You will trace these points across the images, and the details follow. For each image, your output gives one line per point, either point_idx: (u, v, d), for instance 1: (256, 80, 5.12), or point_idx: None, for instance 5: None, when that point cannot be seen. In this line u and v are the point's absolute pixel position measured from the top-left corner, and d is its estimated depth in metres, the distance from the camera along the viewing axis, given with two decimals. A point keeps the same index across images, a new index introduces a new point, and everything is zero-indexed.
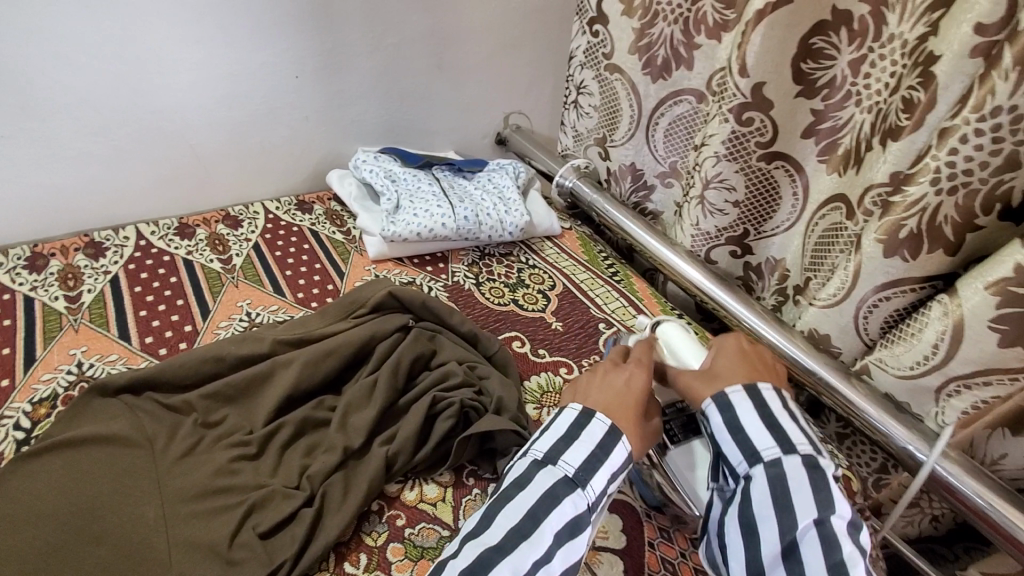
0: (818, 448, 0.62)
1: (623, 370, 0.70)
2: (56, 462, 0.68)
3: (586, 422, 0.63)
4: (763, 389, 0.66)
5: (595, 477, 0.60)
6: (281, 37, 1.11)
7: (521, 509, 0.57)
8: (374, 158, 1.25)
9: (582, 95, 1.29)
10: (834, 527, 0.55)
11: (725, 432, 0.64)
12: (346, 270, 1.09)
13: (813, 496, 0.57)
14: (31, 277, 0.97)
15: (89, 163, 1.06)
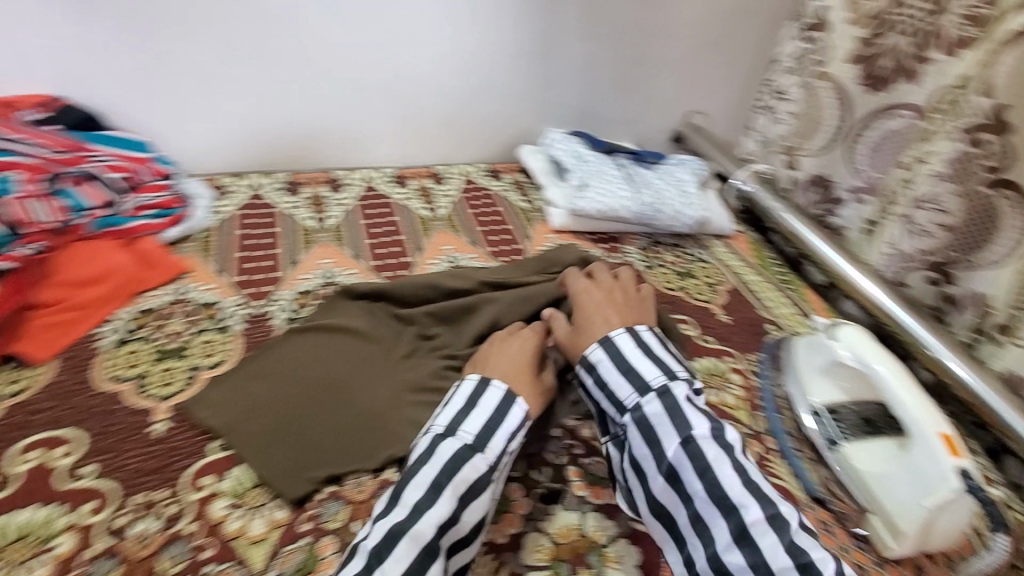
0: (667, 375, 0.71)
1: (506, 338, 0.81)
2: (316, 339, 0.86)
3: (481, 390, 0.72)
4: (614, 342, 0.75)
5: (490, 441, 0.67)
6: (510, 19, 1.23)
7: (422, 482, 0.62)
8: (566, 139, 1.34)
9: (781, 102, 1.33)
10: (697, 442, 0.64)
11: (598, 389, 0.73)
12: (531, 233, 1.20)
13: (670, 424, 0.66)
14: (288, 199, 1.18)
15: (339, 115, 1.24)
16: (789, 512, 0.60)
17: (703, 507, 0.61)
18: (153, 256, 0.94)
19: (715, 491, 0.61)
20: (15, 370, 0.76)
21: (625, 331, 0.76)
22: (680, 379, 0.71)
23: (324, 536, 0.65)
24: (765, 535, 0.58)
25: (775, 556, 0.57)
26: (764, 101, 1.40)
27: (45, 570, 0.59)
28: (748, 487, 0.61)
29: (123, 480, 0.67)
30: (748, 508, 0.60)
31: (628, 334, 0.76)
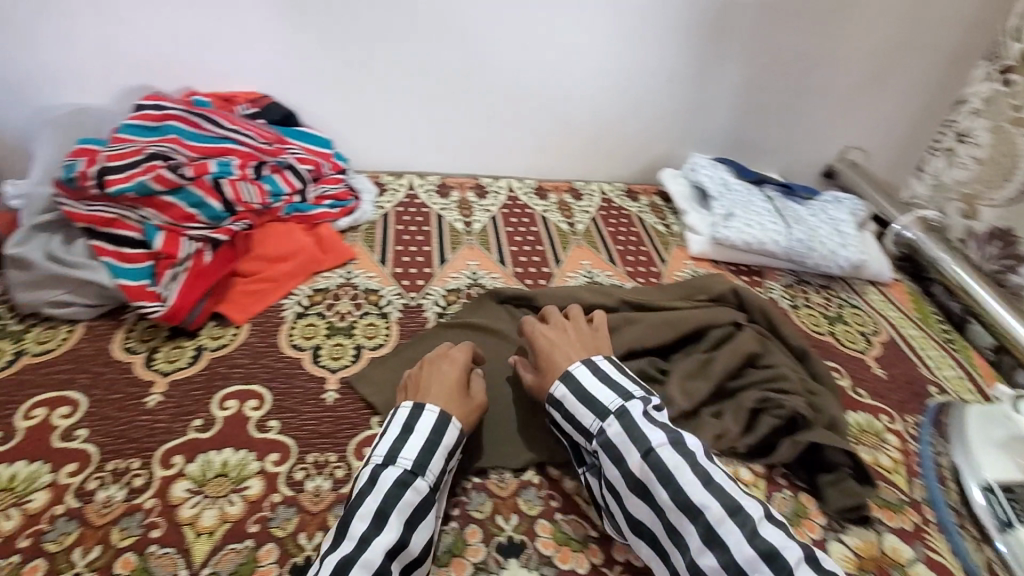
0: (624, 396, 0.70)
1: (442, 358, 0.78)
2: (462, 336, 0.92)
3: (416, 415, 0.70)
4: (574, 374, 0.73)
5: (431, 461, 0.66)
6: (674, 43, 1.23)
7: (368, 511, 0.60)
8: (712, 165, 1.31)
9: (962, 145, 1.23)
10: (656, 453, 0.63)
11: (567, 421, 0.72)
12: (667, 258, 1.18)
13: (631, 440, 0.65)
14: (439, 200, 1.25)
15: (495, 125, 1.29)
16: (751, 505, 0.60)
17: (677, 518, 0.60)
18: (328, 241, 1.05)
19: (679, 498, 0.60)
20: (220, 328, 0.88)
21: (584, 363, 0.75)
22: (637, 397, 0.70)
23: (471, 523, 0.69)
24: (731, 533, 0.58)
25: (741, 549, 0.57)
26: (943, 142, 1.30)
27: (239, 506, 0.67)
28: (710, 489, 0.60)
29: (301, 439, 0.75)
30: (710, 508, 0.59)
31: (586, 365, 0.75)
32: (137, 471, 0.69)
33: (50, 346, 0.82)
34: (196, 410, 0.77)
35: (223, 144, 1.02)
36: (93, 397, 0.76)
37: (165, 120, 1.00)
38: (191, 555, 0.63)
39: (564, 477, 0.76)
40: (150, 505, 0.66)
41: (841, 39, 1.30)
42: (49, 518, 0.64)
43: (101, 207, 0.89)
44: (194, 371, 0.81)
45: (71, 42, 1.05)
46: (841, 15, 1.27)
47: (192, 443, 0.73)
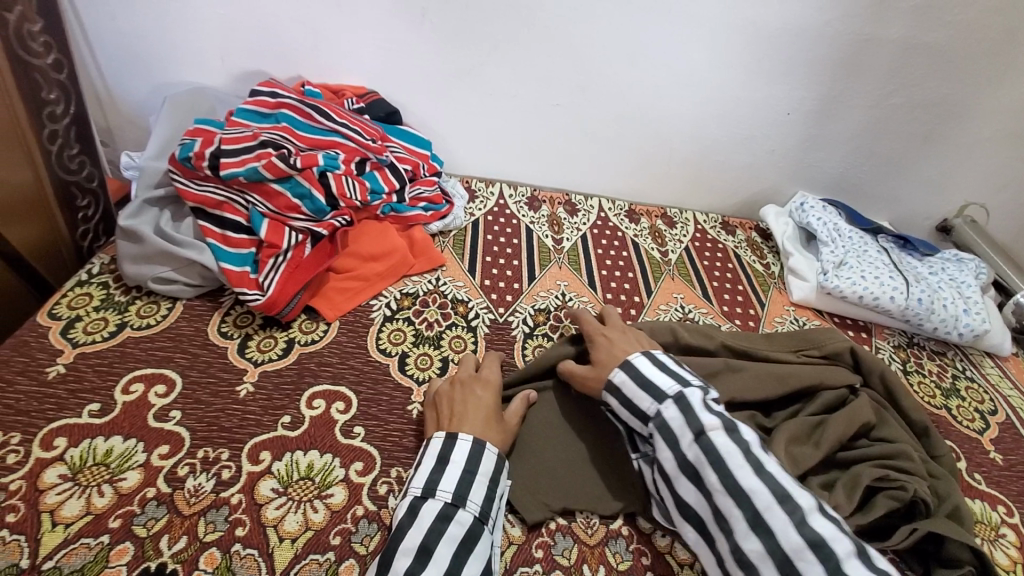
0: (683, 382, 0.69)
1: (476, 382, 0.76)
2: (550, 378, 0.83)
3: (450, 444, 0.66)
4: (633, 363, 0.73)
5: (471, 491, 0.64)
6: (796, 76, 1.15)
7: (410, 547, 0.57)
8: (822, 208, 1.22)
9: None
10: (709, 437, 0.62)
11: (623, 407, 0.72)
12: (766, 301, 1.11)
13: (686, 423, 0.65)
14: (530, 213, 1.22)
15: (594, 141, 1.25)
16: (802, 495, 0.58)
17: (725, 502, 0.59)
18: (420, 244, 1.03)
19: (727, 482, 0.59)
20: (311, 323, 0.88)
21: (642, 353, 0.75)
22: (696, 385, 0.69)
23: (555, 569, 0.65)
24: (778, 520, 0.56)
25: (787, 536, 0.55)
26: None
27: (322, 515, 0.65)
28: (760, 476, 0.59)
29: (386, 450, 0.73)
30: (760, 496, 0.57)
31: (646, 356, 0.74)
32: (226, 462, 0.68)
33: (151, 321, 0.83)
34: (286, 405, 0.75)
35: (332, 137, 1.02)
36: (188, 378, 0.76)
37: (278, 108, 1.01)
38: (272, 560, 0.61)
39: (654, 532, 0.71)
40: (236, 500, 0.65)
41: (988, 87, 1.18)
42: (140, 500, 0.63)
43: (210, 187, 0.90)
44: (285, 364, 0.81)
45: (196, 23, 1.07)
46: (995, 62, 1.14)
47: (279, 441, 0.71)
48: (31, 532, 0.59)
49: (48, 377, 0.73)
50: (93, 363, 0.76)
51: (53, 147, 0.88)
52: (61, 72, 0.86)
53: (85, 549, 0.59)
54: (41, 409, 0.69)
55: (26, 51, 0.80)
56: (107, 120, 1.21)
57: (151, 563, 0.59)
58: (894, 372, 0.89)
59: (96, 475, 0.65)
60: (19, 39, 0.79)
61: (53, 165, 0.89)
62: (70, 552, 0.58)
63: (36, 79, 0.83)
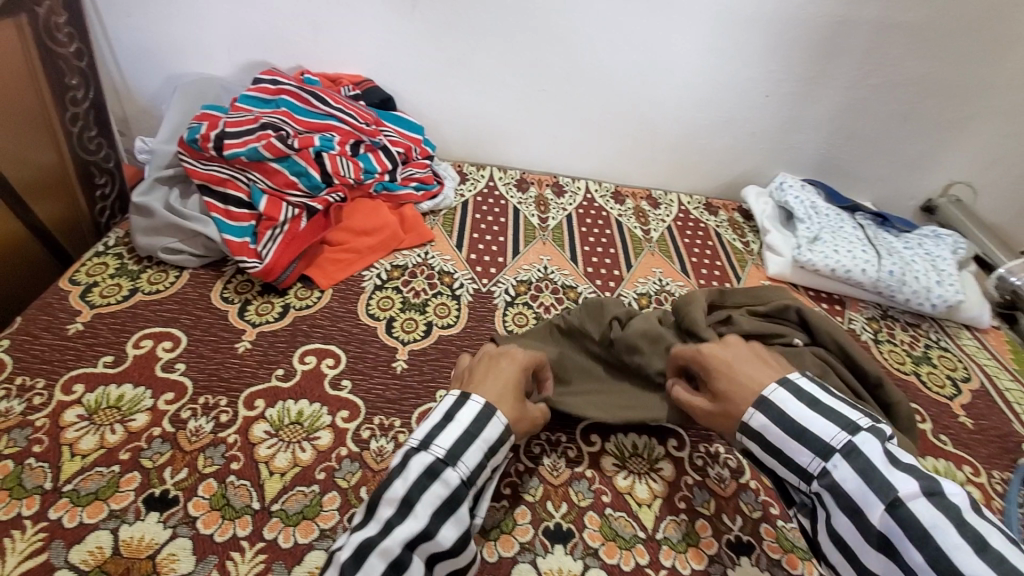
0: (850, 431, 0.60)
1: (504, 356, 0.76)
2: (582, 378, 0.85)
3: (460, 404, 0.67)
4: (773, 401, 0.65)
5: (466, 452, 0.63)
6: (776, 59, 1.19)
7: (394, 496, 0.59)
8: (801, 187, 1.26)
9: None
10: (909, 506, 0.53)
11: (770, 457, 0.64)
12: (743, 276, 1.16)
13: (867, 486, 0.56)
14: (518, 194, 1.28)
15: (581, 124, 1.30)
16: None
17: None
18: (410, 221, 1.09)
19: (939, 561, 0.50)
20: (306, 290, 0.95)
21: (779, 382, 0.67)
22: (866, 429, 0.60)
23: (521, 505, 0.71)
24: None
25: None
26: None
27: (310, 454, 0.72)
28: (985, 558, 0.49)
29: (370, 401, 0.79)
30: None
31: (785, 388, 0.65)
32: (223, 407, 0.75)
33: (160, 287, 0.90)
34: (280, 361, 0.82)
35: (327, 121, 1.09)
36: (192, 336, 0.84)
37: (279, 94, 1.09)
38: (263, 490, 0.67)
39: (617, 474, 0.76)
40: (232, 440, 0.72)
41: (970, 66, 1.21)
42: (147, 437, 0.71)
43: (216, 167, 0.98)
44: (281, 326, 0.88)
45: (205, 17, 1.15)
46: (972, 44, 1.17)
47: (273, 390, 0.78)
48: (53, 461, 0.67)
49: (69, 332, 0.81)
50: (108, 321, 0.83)
51: (74, 129, 0.96)
52: (82, 60, 0.95)
53: (98, 476, 0.66)
54: (62, 359, 0.77)
55: (52, 41, 0.89)
56: (123, 110, 1.30)
57: (155, 489, 0.66)
58: (842, 330, 0.91)
59: (109, 416, 0.72)
60: (46, 31, 0.87)
61: (75, 146, 0.97)
62: (86, 477, 0.66)
63: (60, 66, 0.91)
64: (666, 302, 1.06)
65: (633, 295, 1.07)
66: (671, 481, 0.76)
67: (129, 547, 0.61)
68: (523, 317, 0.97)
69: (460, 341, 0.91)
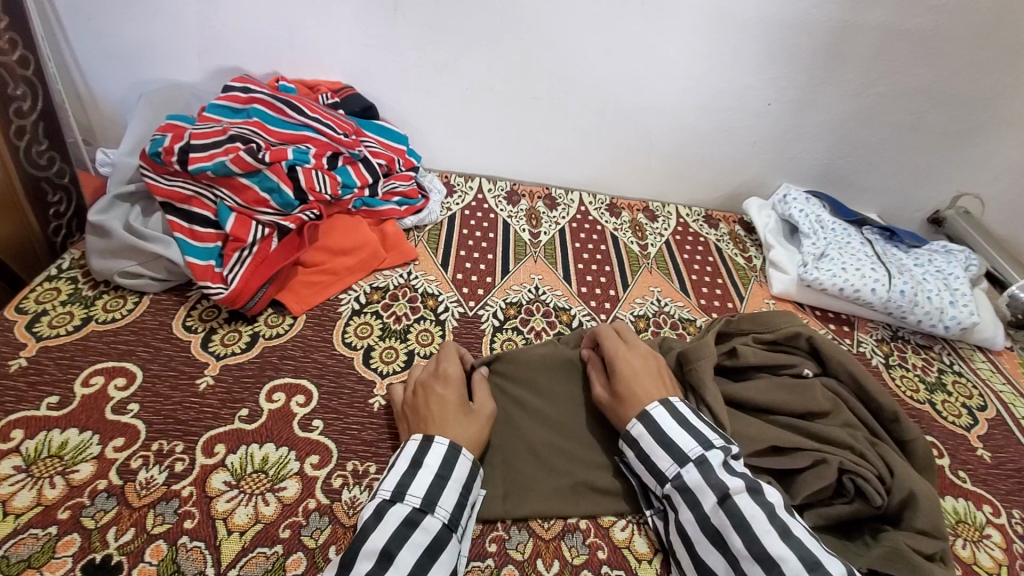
0: (705, 440, 0.66)
1: (435, 379, 0.73)
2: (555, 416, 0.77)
3: (425, 448, 0.64)
4: (652, 415, 0.68)
5: (442, 496, 0.61)
6: (777, 65, 1.13)
7: (372, 550, 0.56)
8: (805, 200, 1.20)
9: None
10: (736, 502, 0.59)
11: (637, 462, 0.69)
12: (745, 295, 1.10)
13: (710, 485, 0.61)
14: (508, 207, 1.21)
15: (575, 134, 1.24)
16: (835, 564, 0.55)
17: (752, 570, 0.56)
18: (393, 239, 1.03)
19: (752, 547, 0.56)
20: (277, 316, 0.87)
21: (663, 402, 0.70)
22: (717, 441, 0.66)
23: (508, 564, 0.64)
24: None
25: None
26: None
27: (273, 507, 0.65)
28: (789, 543, 0.56)
29: (343, 444, 0.72)
30: (790, 565, 0.55)
31: (662, 405, 0.69)
32: (179, 455, 0.68)
33: (116, 315, 0.83)
34: (245, 399, 0.75)
35: (303, 132, 1.02)
36: (149, 371, 0.76)
37: (250, 103, 1.01)
38: (219, 553, 0.60)
39: (615, 526, 0.69)
40: (187, 493, 0.65)
41: (980, 73, 1.15)
42: (91, 492, 0.63)
43: (180, 182, 0.91)
44: (247, 358, 0.81)
45: (171, 20, 1.08)
46: (983, 51, 1.12)
47: (235, 434, 0.71)
48: None
49: (10, 369, 0.73)
50: (55, 356, 0.76)
51: (22, 143, 0.89)
52: (27, 68, 0.89)
53: (32, 540, 0.59)
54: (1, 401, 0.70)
55: None
56: (87, 118, 1.22)
57: (96, 555, 0.58)
58: (857, 360, 0.85)
59: (49, 466, 0.65)
60: None
61: (22, 161, 0.90)
62: (18, 542, 0.58)
63: (3, 75, 0.84)
64: (665, 325, 1.00)
65: (630, 317, 1.00)
66: None
67: None
68: (513, 344, 0.90)
69: None
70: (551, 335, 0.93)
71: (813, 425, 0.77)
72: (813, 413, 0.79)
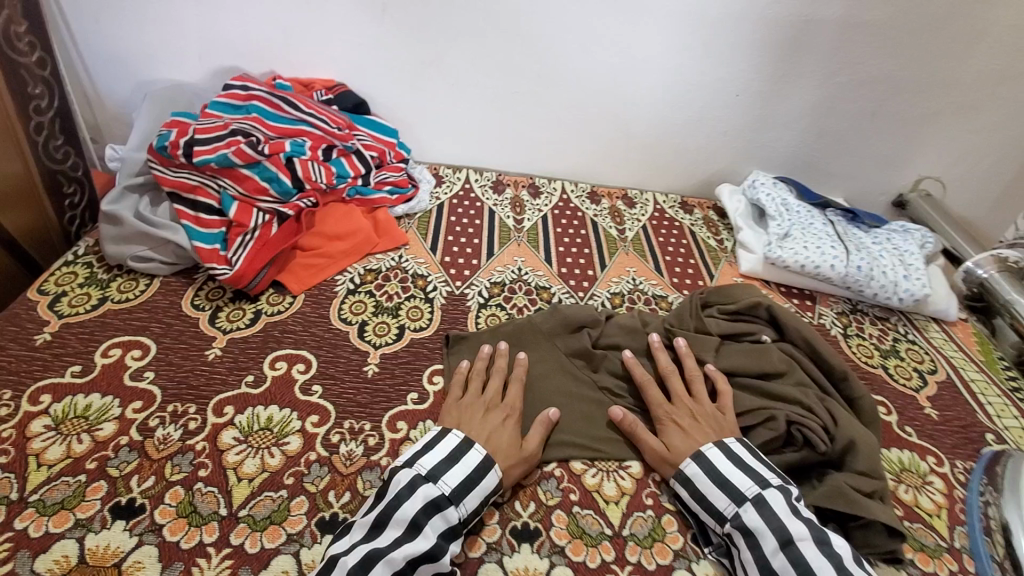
0: (761, 482, 0.70)
1: (498, 407, 0.79)
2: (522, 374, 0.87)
3: (465, 448, 0.72)
4: (707, 455, 0.73)
5: (467, 496, 0.67)
6: (744, 58, 1.21)
7: (403, 518, 0.64)
8: (772, 184, 1.28)
9: None
10: (798, 548, 0.63)
11: (693, 501, 0.71)
12: (716, 273, 1.17)
13: (770, 529, 0.65)
14: (494, 196, 1.28)
15: (556, 127, 1.31)
16: None
17: None
18: (384, 225, 1.10)
19: None
20: (278, 296, 0.95)
21: (718, 447, 0.74)
22: (775, 484, 0.70)
23: (489, 505, 0.71)
24: None
25: None
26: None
27: (278, 459, 0.72)
28: None
29: (340, 405, 0.79)
30: None
31: (718, 447, 0.74)
32: (192, 415, 0.75)
33: (130, 295, 0.90)
34: (250, 367, 0.82)
35: (299, 126, 1.09)
36: (162, 344, 0.84)
37: (249, 100, 1.08)
38: (230, 497, 0.68)
39: (586, 473, 0.77)
40: (200, 447, 0.72)
41: (934, 63, 1.22)
42: (114, 446, 0.71)
43: (186, 174, 0.98)
44: (251, 332, 0.88)
45: (176, 23, 1.15)
46: (936, 41, 1.19)
47: (242, 397, 0.78)
48: (19, 471, 0.67)
49: (36, 342, 0.81)
50: (76, 331, 0.83)
51: (39, 138, 0.96)
52: (44, 69, 0.96)
53: (65, 486, 0.66)
54: (29, 369, 0.77)
55: (13, 51, 0.89)
56: (94, 116, 1.29)
57: (122, 498, 0.66)
58: (810, 326, 0.92)
59: (76, 425, 0.72)
60: (7, 41, 0.88)
61: (40, 155, 0.97)
62: (53, 487, 0.66)
63: (23, 75, 0.92)
64: (639, 301, 1.07)
65: (606, 295, 1.07)
66: (638, 478, 0.77)
67: (95, 555, 0.61)
68: (496, 319, 0.98)
69: (431, 343, 0.91)
70: (532, 311, 1.01)
71: (768, 384, 0.84)
72: (770, 374, 0.86)
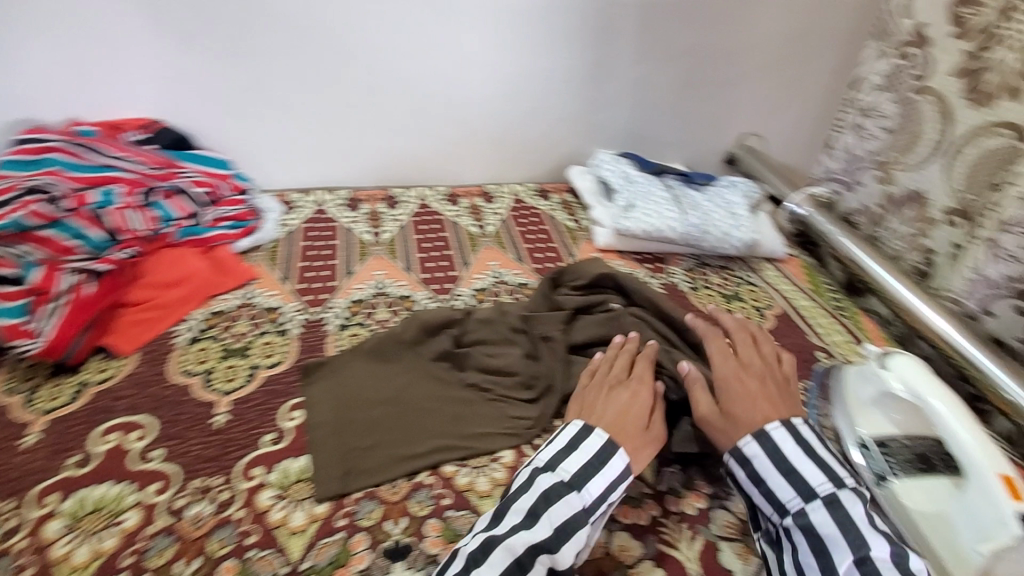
0: (835, 480, 0.64)
1: (621, 386, 0.77)
2: (389, 388, 0.85)
3: (583, 435, 0.70)
4: (771, 436, 0.67)
5: (591, 481, 0.65)
6: (563, 45, 1.27)
7: (520, 508, 0.62)
8: (615, 161, 1.36)
9: (870, 118, 1.24)
10: (874, 564, 0.57)
11: (750, 484, 0.66)
12: (575, 252, 1.22)
13: (845, 538, 0.59)
14: (350, 214, 1.24)
15: (399, 134, 1.30)
16: None
17: None
18: (226, 263, 1.04)
19: None
20: (104, 360, 0.86)
21: (785, 424, 0.68)
22: (851, 485, 0.63)
23: (357, 532, 0.69)
24: None
25: None
26: (849, 120, 1.31)
27: (114, 540, 0.66)
28: None
29: (187, 464, 0.74)
30: None
31: (786, 428, 0.68)
32: (5, 514, 0.67)
33: None
34: (75, 445, 0.75)
35: (108, 173, 1.02)
36: None
37: (44, 153, 0.99)
38: None
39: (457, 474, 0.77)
40: (19, 547, 0.64)
41: (730, 29, 1.35)
42: None
43: None
44: (75, 408, 0.79)
45: None
46: (727, 11, 1.32)
47: (66, 482, 0.71)
48: None
49: None
50: None
51: None
52: None
53: None
54: None
55: None
56: None
57: None
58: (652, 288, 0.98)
59: None
60: None
61: None
62: None
63: None
64: (503, 293, 1.09)
65: (469, 293, 1.08)
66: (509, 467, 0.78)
67: None
68: (358, 338, 0.96)
69: (287, 376, 0.87)
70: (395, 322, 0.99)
71: None
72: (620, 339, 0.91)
